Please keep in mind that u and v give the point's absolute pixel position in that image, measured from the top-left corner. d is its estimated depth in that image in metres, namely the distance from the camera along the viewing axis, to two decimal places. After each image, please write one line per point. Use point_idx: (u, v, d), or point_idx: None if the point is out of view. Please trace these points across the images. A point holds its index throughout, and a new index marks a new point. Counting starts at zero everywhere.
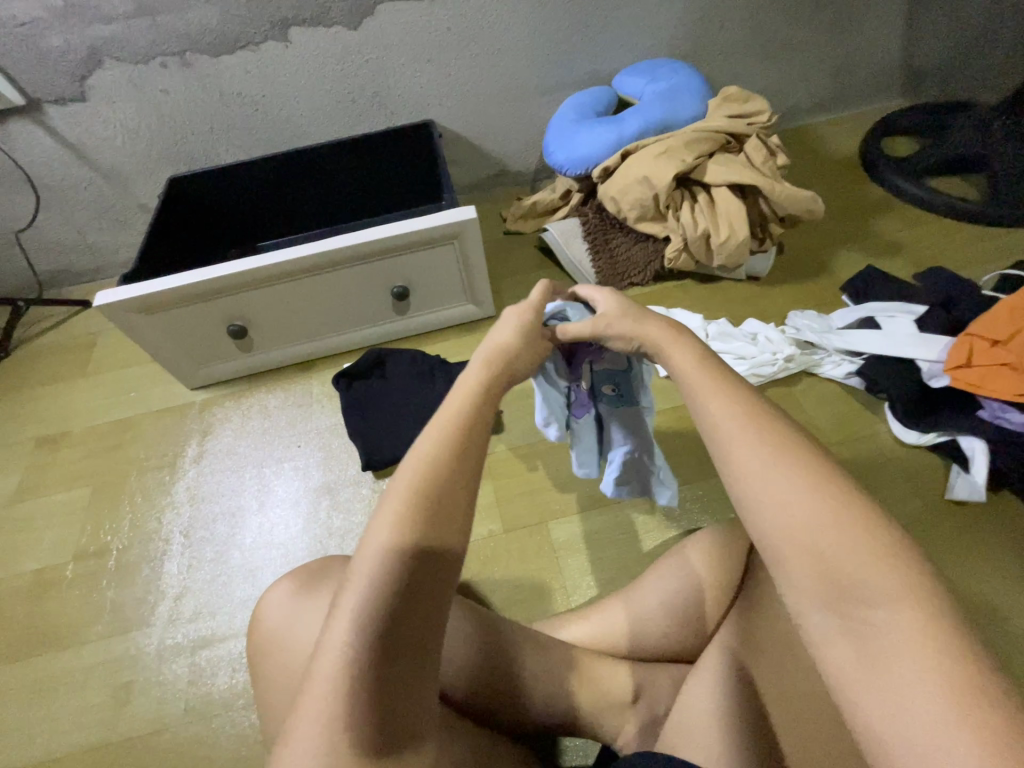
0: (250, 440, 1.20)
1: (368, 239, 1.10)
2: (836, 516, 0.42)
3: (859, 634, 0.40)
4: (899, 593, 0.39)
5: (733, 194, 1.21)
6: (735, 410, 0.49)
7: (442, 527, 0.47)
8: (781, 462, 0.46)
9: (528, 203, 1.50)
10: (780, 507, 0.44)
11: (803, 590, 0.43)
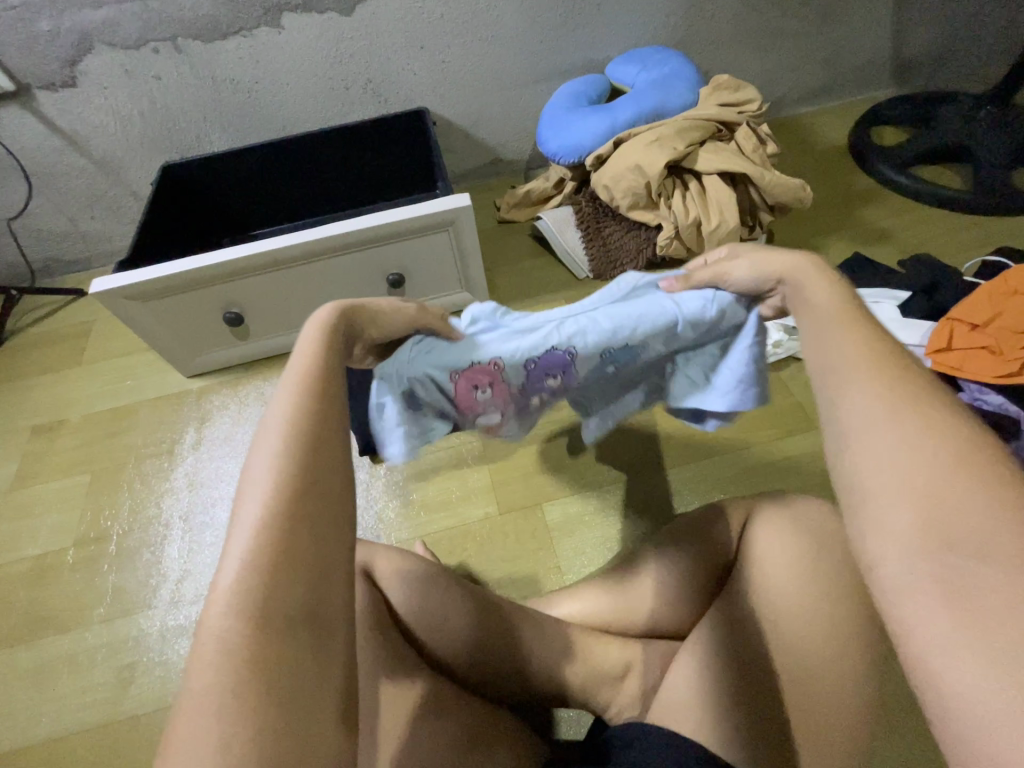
0: (248, 427, 1.21)
1: (363, 226, 1.11)
2: (951, 464, 0.36)
3: (955, 592, 0.32)
4: (1023, 555, 0.31)
5: (723, 182, 1.22)
6: (860, 355, 0.45)
7: (312, 477, 0.41)
8: (897, 402, 0.40)
9: (522, 192, 1.51)
10: (881, 446, 0.39)
11: (892, 539, 0.36)
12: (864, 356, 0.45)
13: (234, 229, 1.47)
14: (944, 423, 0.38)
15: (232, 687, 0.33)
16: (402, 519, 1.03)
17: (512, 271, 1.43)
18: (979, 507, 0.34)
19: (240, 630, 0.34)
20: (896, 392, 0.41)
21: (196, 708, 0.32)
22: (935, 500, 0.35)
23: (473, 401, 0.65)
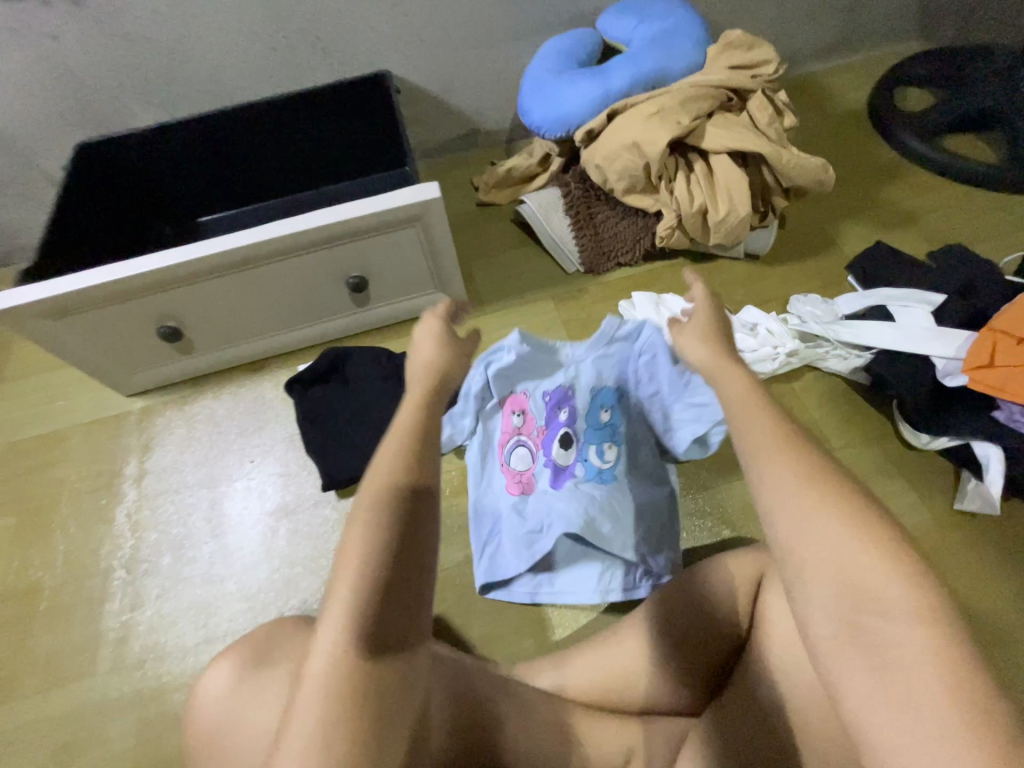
0: (197, 454, 1.07)
1: (313, 224, 0.93)
2: (860, 535, 0.42)
3: (871, 649, 0.40)
4: (912, 612, 0.40)
5: (734, 162, 1.06)
6: (773, 431, 0.47)
7: (409, 532, 0.48)
8: (807, 481, 0.44)
9: (502, 169, 1.32)
10: (803, 527, 0.43)
11: (819, 611, 0.42)
12: (779, 428, 0.47)
13: (175, 218, 1.28)
14: (851, 495, 0.44)
15: (347, 707, 0.43)
16: None
17: (493, 264, 1.26)
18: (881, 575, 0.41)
19: (352, 662, 0.44)
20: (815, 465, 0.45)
21: (318, 716, 0.42)
22: (848, 571, 0.41)
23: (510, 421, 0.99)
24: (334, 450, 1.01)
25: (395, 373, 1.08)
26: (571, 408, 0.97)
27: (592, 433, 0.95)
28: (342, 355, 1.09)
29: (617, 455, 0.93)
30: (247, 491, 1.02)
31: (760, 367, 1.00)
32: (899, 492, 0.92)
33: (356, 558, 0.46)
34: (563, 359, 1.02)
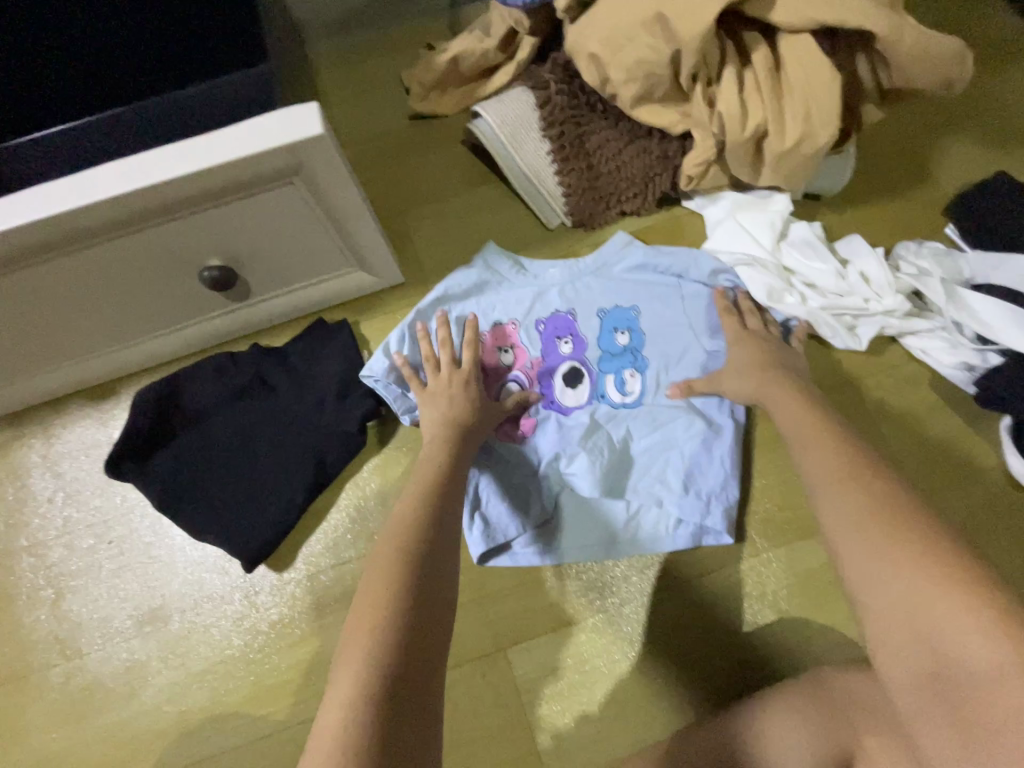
0: (28, 531, 0.75)
1: (102, 192, 0.52)
2: (921, 567, 0.39)
3: (951, 705, 0.36)
4: (1005, 668, 0.34)
5: (818, 46, 0.65)
6: (830, 467, 0.49)
7: (429, 590, 0.45)
8: (886, 524, 0.43)
9: (443, 58, 0.86)
10: (865, 560, 0.42)
11: (891, 649, 0.39)
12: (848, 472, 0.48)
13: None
14: (922, 529, 0.41)
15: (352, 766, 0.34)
16: (301, 677, 0.69)
17: (438, 217, 0.86)
18: (955, 614, 0.37)
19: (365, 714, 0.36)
20: (866, 489, 0.46)
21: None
22: (924, 613, 0.38)
23: (497, 359, 0.76)
24: (219, 523, 0.70)
25: (257, 370, 0.76)
26: (573, 338, 0.77)
27: (605, 364, 0.76)
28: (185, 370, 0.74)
29: (642, 384, 0.75)
30: (105, 588, 0.72)
31: (841, 311, 0.73)
32: (1000, 556, 0.68)
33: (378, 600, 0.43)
34: (552, 274, 0.78)
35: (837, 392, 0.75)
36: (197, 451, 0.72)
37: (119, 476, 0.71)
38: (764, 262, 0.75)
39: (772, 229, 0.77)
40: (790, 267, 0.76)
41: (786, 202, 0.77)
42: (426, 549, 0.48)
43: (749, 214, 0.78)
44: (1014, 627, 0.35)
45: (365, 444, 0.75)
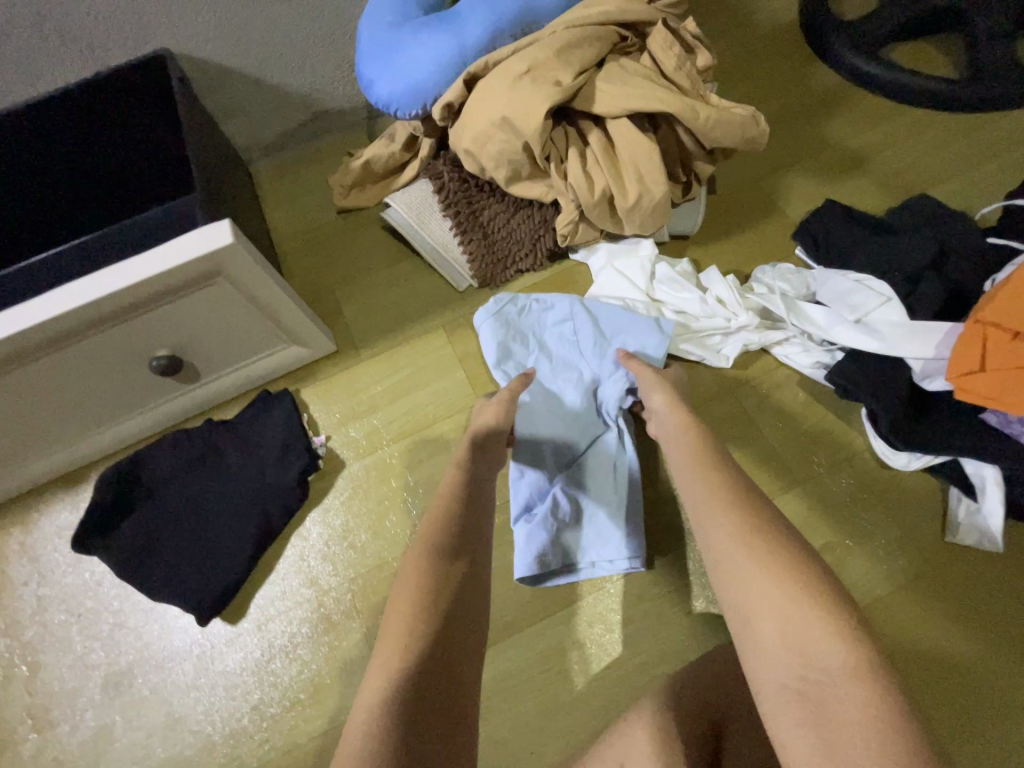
0: (6, 614, 0.81)
1: (53, 311, 0.64)
2: (795, 588, 0.46)
3: (811, 703, 0.42)
4: (845, 665, 0.42)
5: (640, 127, 0.80)
6: (716, 493, 0.55)
7: (465, 596, 0.52)
8: (753, 547, 0.50)
9: (358, 164, 1.02)
10: (746, 566, 0.49)
11: (763, 647, 0.45)
12: (725, 477, 0.57)
13: None
14: (782, 544, 0.49)
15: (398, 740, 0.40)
16: (256, 725, 0.74)
17: (365, 292, 1.00)
18: (817, 624, 0.44)
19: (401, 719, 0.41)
20: (738, 490, 0.55)
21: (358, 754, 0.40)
22: (791, 624, 0.45)
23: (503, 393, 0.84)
24: (179, 585, 0.78)
25: (209, 444, 0.86)
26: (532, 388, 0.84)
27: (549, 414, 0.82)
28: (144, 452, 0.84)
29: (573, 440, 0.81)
30: (72, 658, 0.78)
31: (707, 338, 0.84)
32: (879, 530, 0.76)
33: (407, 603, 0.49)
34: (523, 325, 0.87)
35: (721, 400, 0.84)
36: (159, 523, 0.81)
37: (87, 552, 0.79)
38: (636, 302, 0.88)
39: (642, 272, 0.89)
40: (660, 301, 0.88)
41: (650, 248, 0.90)
42: (437, 636, 0.47)
43: (624, 263, 0.90)
44: (856, 637, 0.43)
45: (306, 496, 0.84)
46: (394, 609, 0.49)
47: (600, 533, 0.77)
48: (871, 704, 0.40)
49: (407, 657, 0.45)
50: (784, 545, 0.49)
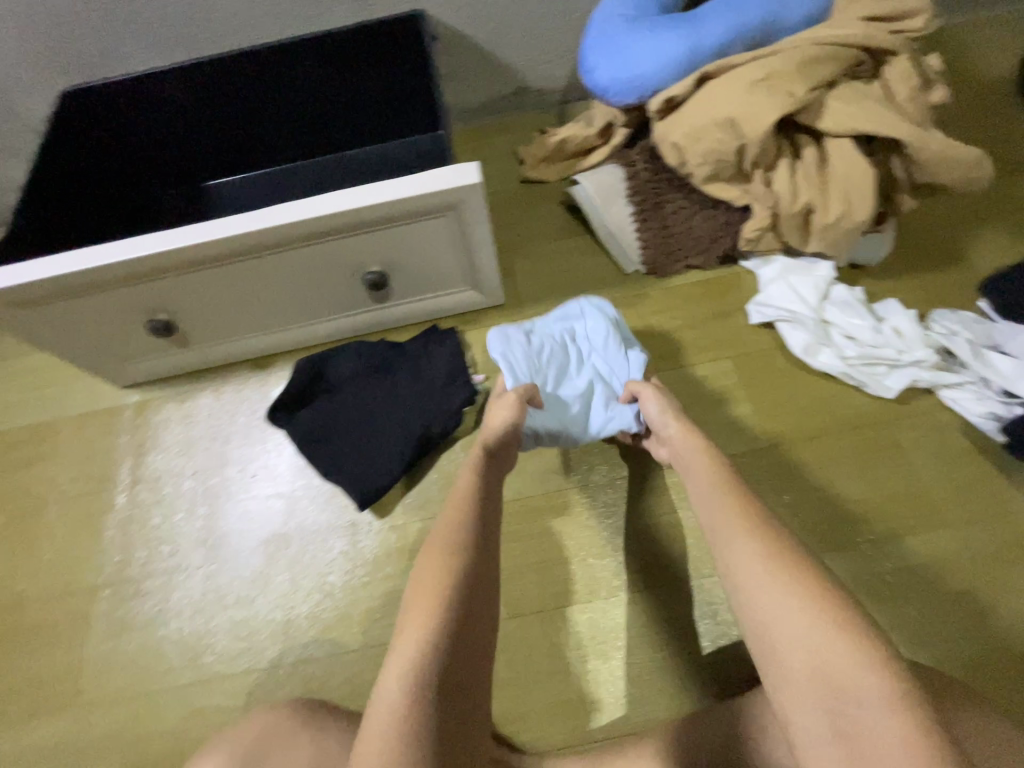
0: (193, 462, 0.96)
1: (325, 211, 0.75)
2: (822, 615, 0.45)
3: (850, 738, 0.42)
4: (883, 691, 0.41)
5: (858, 149, 0.82)
6: (736, 517, 0.54)
7: (474, 588, 0.53)
8: (775, 565, 0.49)
9: (554, 141, 1.10)
10: (763, 593, 0.48)
11: (791, 676, 0.45)
12: (741, 506, 0.55)
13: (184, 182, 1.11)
14: (800, 567, 0.49)
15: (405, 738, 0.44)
16: (384, 607, 0.83)
17: (536, 257, 1.07)
18: (849, 655, 0.43)
19: (421, 717, 0.45)
20: (756, 517, 0.53)
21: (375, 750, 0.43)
22: (821, 654, 0.44)
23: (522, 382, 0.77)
24: (342, 472, 0.89)
25: (385, 361, 0.96)
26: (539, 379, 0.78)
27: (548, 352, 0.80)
28: (328, 355, 0.94)
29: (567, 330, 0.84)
30: (239, 510, 0.91)
31: (872, 365, 0.86)
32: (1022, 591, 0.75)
33: (429, 592, 0.51)
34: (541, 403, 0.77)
35: (869, 427, 0.86)
36: (333, 416, 0.92)
37: (276, 425, 0.93)
38: (805, 318, 0.90)
39: (817, 290, 0.91)
40: (829, 321, 0.90)
41: (828, 268, 0.92)
42: (457, 630, 0.49)
43: (799, 278, 0.92)
44: (886, 661, 0.43)
45: (461, 423, 0.92)
46: (413, 617, 0.50)
47: (581, 317, 0.85)
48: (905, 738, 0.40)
49: (409, 686, 0.45)
50: (810, 573, 0.48)
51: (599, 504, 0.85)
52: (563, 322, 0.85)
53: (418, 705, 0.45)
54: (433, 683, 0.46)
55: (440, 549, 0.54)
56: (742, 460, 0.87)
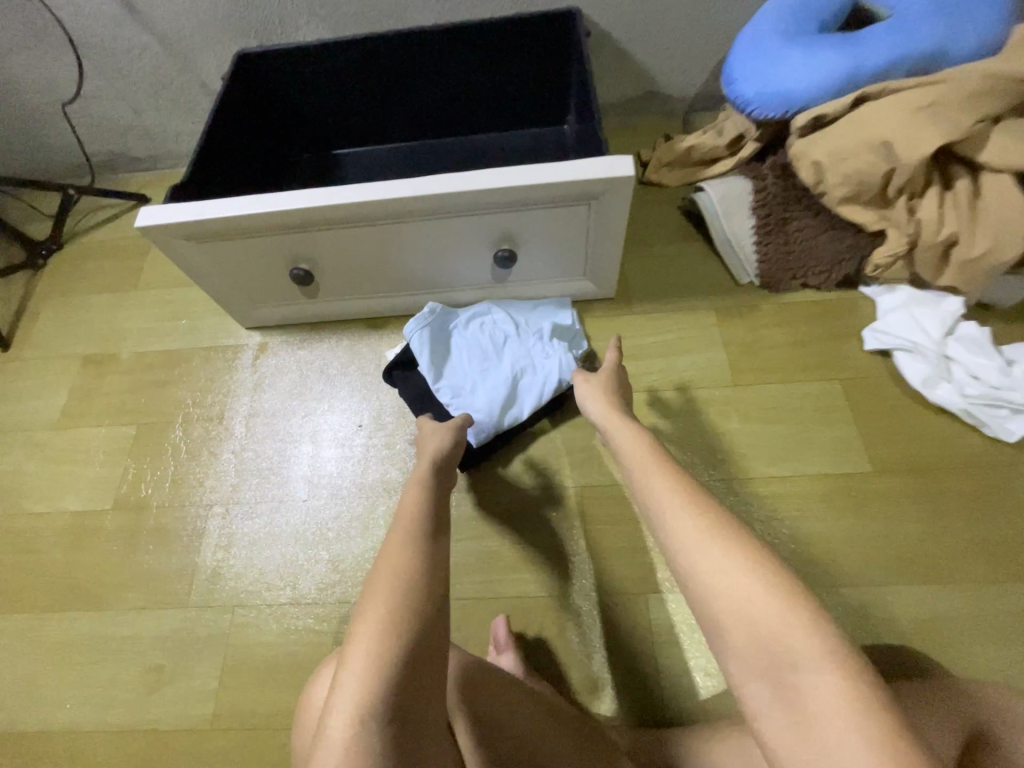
0: (305, 406, 1.03)
1: (481, 186, 0.80)
2: (755, 571, 0.40)
3: (797, 716, 0.35)
4: (818, 650, 0.36)
5: (1016, 186, 0.81)
6: (672, 490, 0.50)
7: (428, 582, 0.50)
8: (714, 532, 0.44)
9: (681, 147, 1.12)
10: (701, 562, 0.43)
11: (732, 654, 0.39)
12: (676, 481, 0.51)
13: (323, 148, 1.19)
14: (725, 530, 0.44)
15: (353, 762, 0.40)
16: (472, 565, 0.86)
17: (649, 257, 1.09)
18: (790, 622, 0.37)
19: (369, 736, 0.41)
20: (688, 492, 0.49)
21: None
22: (755, 619, 0.38)
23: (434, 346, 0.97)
24: None
25: None
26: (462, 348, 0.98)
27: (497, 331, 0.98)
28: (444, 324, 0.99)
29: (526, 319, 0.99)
30: (343, 455, 0.97)
31: (993, 407, 0.84)
32: None
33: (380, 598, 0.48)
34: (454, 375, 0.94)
35: (982, 468, 0.84)
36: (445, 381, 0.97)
37: (389, 382, 0.98)
38: (928, 350, 0.88)
39: (945, 323, 0.89)
40: (953, 357, 0.88)
41: (958, 303, 0.89)
42: (411, 639, 0.46)
43: (925, 309, 0.91)
44: (819, 619, 0.37)
45: (563, 405, 0.96)
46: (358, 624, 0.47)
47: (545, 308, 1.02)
48: (846, 703, 0.34)
49: (360, 703, 0.42)
50: (744, 537, 0.43)
51: None
52: (474, 320, 1.00)
53: (365, 723, 0.41)
54: (380, 712, 0.42)
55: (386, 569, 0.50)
56: (844, 482, 0.86)
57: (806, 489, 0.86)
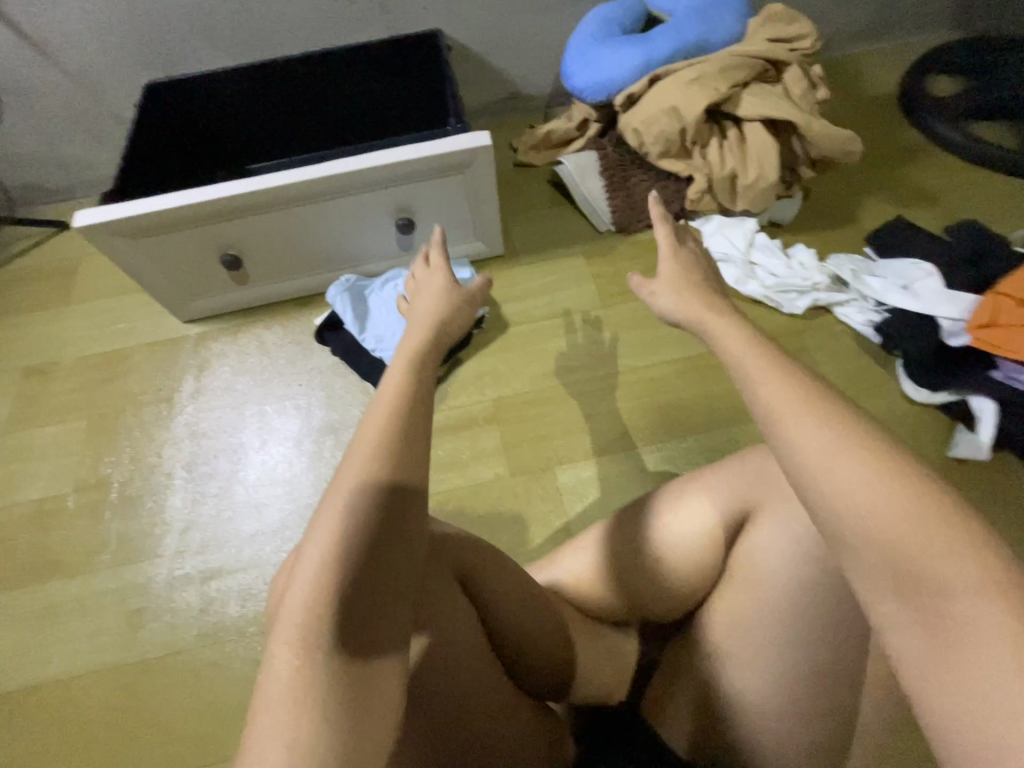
0: (249, 377, 1.16)
1: (373, 163, 1.00)
2: (895, 483, 0.36)
3: (934, 628, 0.34)
4: (974, 576, 0.33)
5: (767, 131, 1.12)
6: (796, 397, 0.42)
7: (403, 473, 0.45)
8: (849, 445, 0.38)
9: (541, 133, 1.38)
10: (842, 479, 0.38)
11: (863, 570, 0.37)
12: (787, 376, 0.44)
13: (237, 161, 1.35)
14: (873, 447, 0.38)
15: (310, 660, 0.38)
16: None
17: (528, 221, 1.33)
18: (943, 548, 0.34)
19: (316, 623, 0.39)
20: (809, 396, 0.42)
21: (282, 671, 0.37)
22: (896, 539, 0.35)
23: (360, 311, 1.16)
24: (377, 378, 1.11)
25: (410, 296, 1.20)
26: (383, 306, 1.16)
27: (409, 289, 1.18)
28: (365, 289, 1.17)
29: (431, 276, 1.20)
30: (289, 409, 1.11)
31: (786, 290, 1.13)
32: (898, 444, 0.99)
33: (339, 497, 0.43)
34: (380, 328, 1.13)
35: (785, 336, 1.12)
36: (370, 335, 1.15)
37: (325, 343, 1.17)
38: (736, 258, 1.17)
39: (748, 238, 1.18)
40: (754, 261, 1.17)
41: (753, 222, 1.19)
42: (373, 535, 0.43)
43: (735, 229, 1.19)
44: (976, 544, 0.34)
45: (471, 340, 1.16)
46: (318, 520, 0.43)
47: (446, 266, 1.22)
48: (999, 619, 0.32)
49: (321, 591, 0.40)
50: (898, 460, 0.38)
51: (581, 396, 1.09)
52: (388, 284, 1.18)
53: (322, 622, 0.39)
54: (336, 606, 0.40)
55: (366, 443, 0.45)
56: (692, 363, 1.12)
57: (664, 372, 1.10)
